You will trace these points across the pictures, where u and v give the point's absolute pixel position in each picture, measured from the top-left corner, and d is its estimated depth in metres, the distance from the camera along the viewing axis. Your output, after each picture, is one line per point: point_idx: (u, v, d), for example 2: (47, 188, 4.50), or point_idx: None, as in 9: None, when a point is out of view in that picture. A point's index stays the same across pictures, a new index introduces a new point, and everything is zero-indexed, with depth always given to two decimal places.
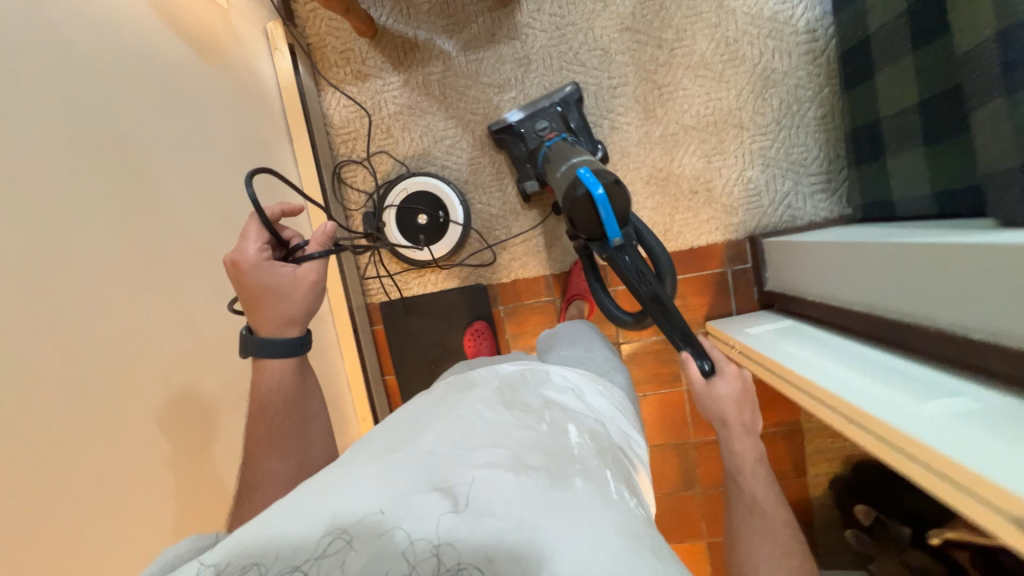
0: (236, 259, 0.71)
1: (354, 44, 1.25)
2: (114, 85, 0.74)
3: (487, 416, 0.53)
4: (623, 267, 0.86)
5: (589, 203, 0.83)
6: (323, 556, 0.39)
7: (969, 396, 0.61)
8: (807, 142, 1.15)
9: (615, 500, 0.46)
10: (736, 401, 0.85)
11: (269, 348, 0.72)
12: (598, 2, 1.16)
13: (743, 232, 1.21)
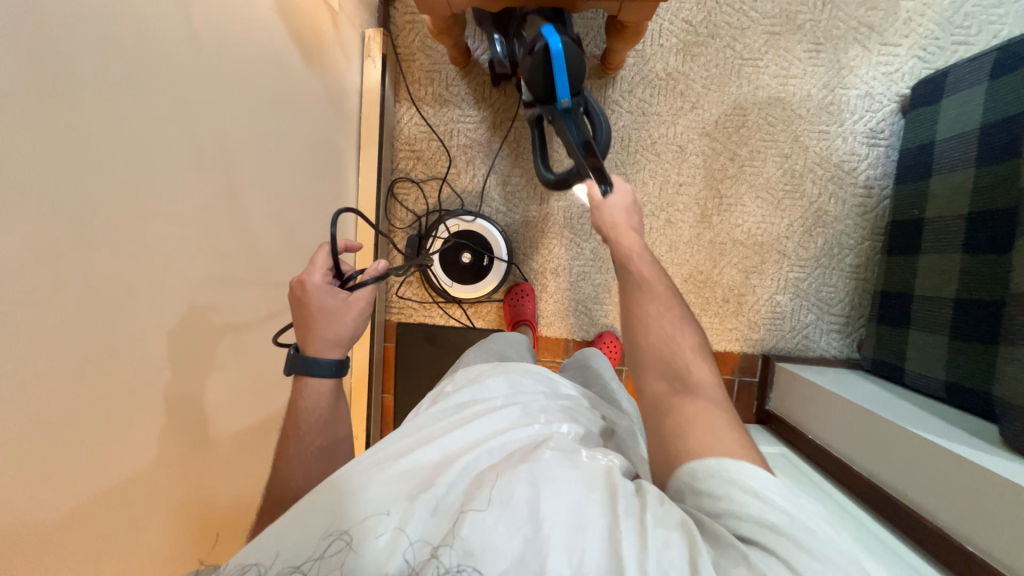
0: (302, 280, 0.66)
1: (442, 67, 1.23)
2: (227, 87, 0.72)
3: (468, 420, 0.63)
4: (565, 125, 0.89)
5: (545, 59, 0.85)
6: (322, 558, 0.46)
7: None
8: (837, 285, 1.23)
9: (584, 463, 0.54)
10: (628, 211, 0.82)
11: (314, 368, 0.65)
12: (686, 102, 1.20)
13: (759, 348, 1.27)
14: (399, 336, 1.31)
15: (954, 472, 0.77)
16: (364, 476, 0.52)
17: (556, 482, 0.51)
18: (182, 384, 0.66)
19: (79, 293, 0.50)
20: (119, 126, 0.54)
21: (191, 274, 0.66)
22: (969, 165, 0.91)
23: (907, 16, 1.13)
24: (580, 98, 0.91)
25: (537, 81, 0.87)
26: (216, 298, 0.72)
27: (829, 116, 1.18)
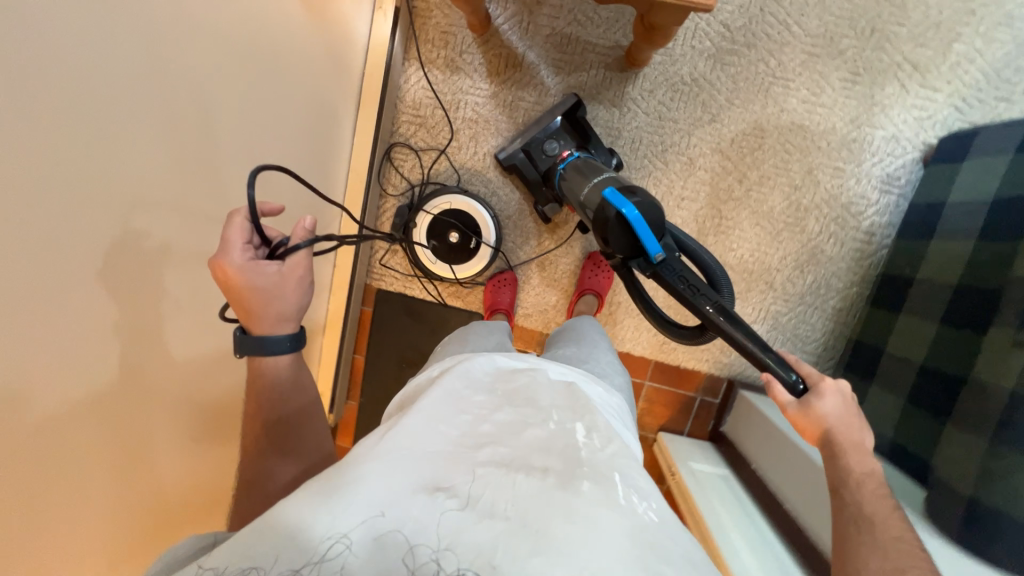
0: (220, 261, 0.59)
1: (459, 30, 1.15)
2: (214, 34, 0.67)
3: (490, 415, 0.57)
4: (670, 281, 0.73)
5: (621, 224, 0.74)
6: (322, 559, 0.42)
7: None
8: (815, 325, 1.22)
9: (624, 504, 0.49)
10: (846, 419, 0.66)
11: (266, 346, 0.62)
12: (706, 113, 1.14)
13: (726, 372, 1.28)
14: (377, 302, 1.31)
15: None
16: (375, 475, 0.47)
17: (590, 523, 0.46)
18: (146, 339, 0.66)
19: (32, 241, 0.49)
20: (84, 66, 0.50)
21: (160, 230, 0.65)
22: (970, 237, 0.89)
23: (955, 61, 1.06)
24: (670, 237, 0.76)
25: (621, 245, 0.74)
26: (184, 256, 0.71)
27: (850, 152, 1.13)
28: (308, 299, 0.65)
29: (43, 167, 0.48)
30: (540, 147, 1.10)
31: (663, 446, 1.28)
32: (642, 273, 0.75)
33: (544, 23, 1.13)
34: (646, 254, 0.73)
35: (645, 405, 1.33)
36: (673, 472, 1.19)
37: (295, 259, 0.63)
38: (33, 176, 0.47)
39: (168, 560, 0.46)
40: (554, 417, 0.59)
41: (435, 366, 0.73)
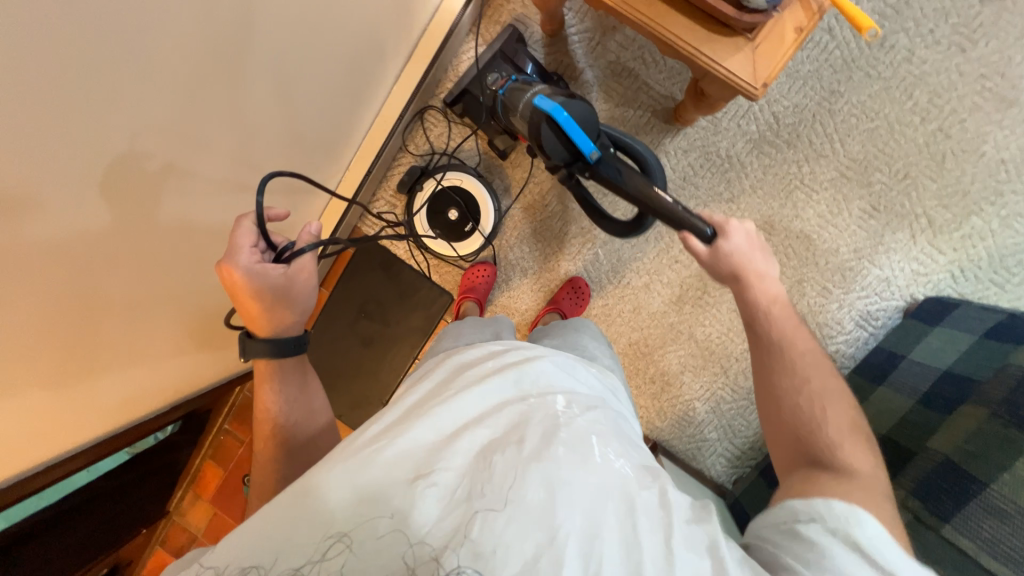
0: (230, 266, 0.63)
1: (530, 25, 1.16)
2: None
3: (468, 395, 0.58)
4: (607, 176, 0.72)
5: (553, 128, 0.73)
6: (323, 559, 0.44)
7: None
8: (750, 423, 1.25)
9: (598, 465, 0.51)
10: (750, 256, 0.68)
11: (276, 342, 0.67)
12: (727, 191, 1.16)
13: (654, 435, 1.30)
14: (361, 247, 1.32)
15: None
16: (359, 476, 0.48)
17: (566, 490, 0.48)
18: (136, 221, 0.66)
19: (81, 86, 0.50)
20: None
21: (177, 114, 0.64)
22: (912, 397, 0.91)
23: (968, 232, 1.10)
24: (603, 134, 0.75)
25: (557, 152, 0.74)
26: (199, 152, 0.71)
27: (843, 279, 1.15)
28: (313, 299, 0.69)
29: (89, 18, 0.47)
30: (481, 83, 1.10)
31: None
32: (583, 176, 0.76)
33: (612, 50, 1.14)
34: (583, 155, 0.73)
35: None
36: None
37: (299, 263, 0.66)
38: (77, 25, 0.47)
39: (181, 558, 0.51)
40: (531, 394, 0.59)
41: (424, 364, 0.74)
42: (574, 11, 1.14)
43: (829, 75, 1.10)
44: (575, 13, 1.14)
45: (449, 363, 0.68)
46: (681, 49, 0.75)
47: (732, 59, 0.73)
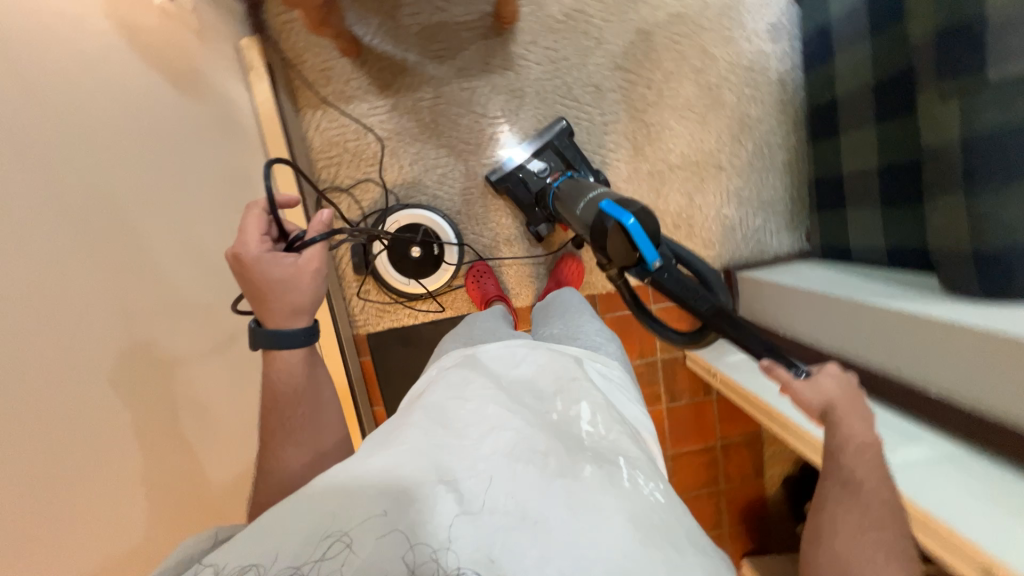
0: (238, 251, 0.61)
1: (337, 63, 1.15)
2: (113, 138, 0.66)
3: (498, 403, 0.57)
4: (672, 287, 0.72)
5: (622, 233, 0.73)
6: (323, 558, 0.40)
7: (934, 446, 0.76)
8: (775, 185, 1.26)
9: (628, 489, 0.49)
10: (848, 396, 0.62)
11: (283, 337, 0.61)
12: (591, 39, 1.18)
13: (720, 263, 1.31)
14: (374, 346, 1.28)
15: (918, 337, 0.76)
16: (381, 476, 0.46)
17: (595, 506, 0.46)
18: (159, 461, 0.61)
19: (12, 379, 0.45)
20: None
21: (124, 335, 0.60)
22: (865, 39, 0.93)
23: None
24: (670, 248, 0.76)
25: (618, 254, 0.74)
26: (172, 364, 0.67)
27: (729, 22, 1.19)
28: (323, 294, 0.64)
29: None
30: (530, 173, 1.16)
31: (695, 357, 1.29)
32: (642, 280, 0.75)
33: (411, 20, 1.15)
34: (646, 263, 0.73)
35: None
36: (716, 375, 1.20)
37: (313, 253, 0.63)
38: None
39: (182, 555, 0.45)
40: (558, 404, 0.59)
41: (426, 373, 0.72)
42: (361, 22, 1.14)
43: None
44: (360, 22, 1.14)
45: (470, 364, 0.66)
46: None
47: None
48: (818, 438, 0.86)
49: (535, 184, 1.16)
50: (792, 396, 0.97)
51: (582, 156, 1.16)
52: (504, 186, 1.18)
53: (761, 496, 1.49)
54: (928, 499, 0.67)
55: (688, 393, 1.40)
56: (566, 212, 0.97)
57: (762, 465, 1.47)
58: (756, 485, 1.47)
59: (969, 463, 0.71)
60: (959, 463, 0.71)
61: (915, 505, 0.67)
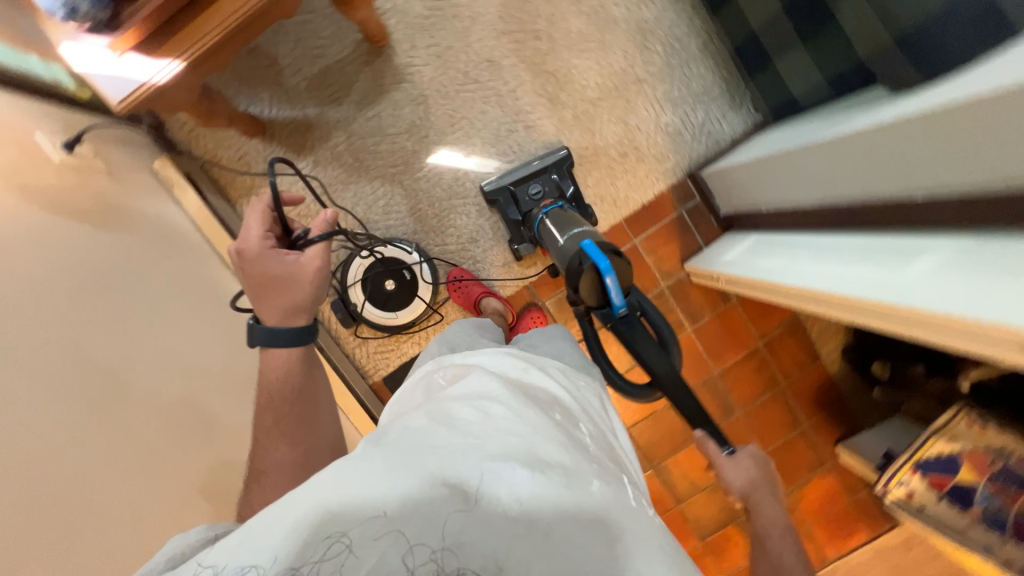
0: (242, 247, 0.64)
1: (248, 147, 1.18)
2: (52, 294, 0.69)
3: (507, 408, 0.56)
4: (627, 334, 0.80)
5: (597, 274, 0.80)
6: (323, 559, 0.42)
7: (929, 248, 0.67)
8: (700, 73, 1.23)
9: (630, 509, 0.54)
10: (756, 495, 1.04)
11: (281, 335, 0.63)
12: (465, 18, 1.18)
13: (681, 171, 1.27)
14: (392, 388, 1.29)
15: (878, 148, 0.70)
16: (383, 478, 0.47)
17: (598, 525, 0.49)
18: None
19: None
20: None
21: None
22: None
23: None
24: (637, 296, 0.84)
25: (591, 296, 0.81)
26: None
27: None
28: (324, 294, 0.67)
29: None
30: (525, 192, 1.18)
31: (696, 270, 1.24)
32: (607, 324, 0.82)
33: (296, 78, 1.18)
34: (612, 308, 0.80)
35: (654, 257, 1.31)
36: (719, 277, 1.13)
37: (317, 257, 0.66)
38: None
39: (177, 549, 0.47)
40: (560, 416, 0.61)
41: (416, 374, 0.73)
42: (253, 102, 1.17)
43: None
44: (253, 102, 1.17)
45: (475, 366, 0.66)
46: None
47: None
48: (812, 292, 0.79)
49: (526, 206, 1.18)
50: (780, 266, 0.93)
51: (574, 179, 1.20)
52: (495, 200, 1.18)
53: (828, 378, 1.41)
54: (905, 294, 0.63)
55: (709, 307, 1.35)
56: (550, 246, 1.04)
57: (814, 346, 1.39)
58: (817, 369, 1.40)
59: (935, 244, 0.67)
60: (925, 250, 0.68)
61: (897, 305, 0.63)
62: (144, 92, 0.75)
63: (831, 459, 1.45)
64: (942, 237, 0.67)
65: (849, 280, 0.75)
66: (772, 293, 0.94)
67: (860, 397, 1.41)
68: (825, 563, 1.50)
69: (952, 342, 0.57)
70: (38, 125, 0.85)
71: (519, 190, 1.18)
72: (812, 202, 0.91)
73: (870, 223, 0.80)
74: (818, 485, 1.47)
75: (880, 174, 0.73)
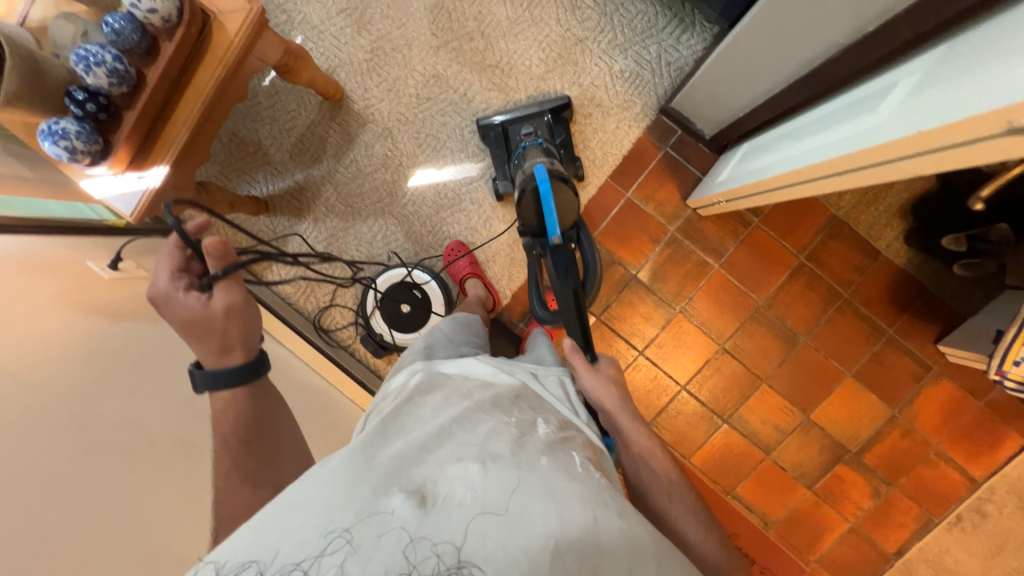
0: (157, 296, 0.72)
1: (259, 225, 1.33)
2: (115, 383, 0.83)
3: (461, 417, 0.61)
4: (556, 266, 0.89)
5: (535, 199, 0.90)
6: (321, 556, 0.46)
7: (903, 76, 0.59)
8: (639, 9, 1.20)
9: (581, 475, 0.55)
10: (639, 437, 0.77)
11: (222, 376, 0.71)
12: (404, 47, 1.26)
13: (653, 110, 1.22)
14: None
15: None
16: (355, 491, 0.50)
17: (545, 491, 0.51)
18: None
19: None
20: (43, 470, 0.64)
21: None
22: None
23: None
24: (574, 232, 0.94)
25: (531, 220, 0.92)
26: None
27: None
28: (244, 326, 0.75)
29: None
30: (517, 132, 1.19)
31: (699, 202, 1.17)
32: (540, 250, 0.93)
33: (280, 153, 1.32)
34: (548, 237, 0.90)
35: (653, 203, 1.26)
36: (719, 199, 1.05)
37: (223, 298, 0.73)
38: None
39: None
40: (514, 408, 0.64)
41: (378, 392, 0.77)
42: (252, 185, 1.33)
43: None
44: (253, 185, 1.33)
45: (443, 381, 0.70)
46: (231, 62, 0.85)
47: (234, 17, 0.83)
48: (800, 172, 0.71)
49: (514, 143, 1.19)
50: (768, 162, 0.84)
51: (566, 131, 1.20)
52: (487, 133, 1.21)
53: (899, 273, 1.23)
54: (884, 131, 0.55)
55: (730, 237, 1.25)
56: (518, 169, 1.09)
57: (870, 242, 1.23)
58: (881, 267, 1.23)
59: (904, 71, 0.59)
60: (894, 84, 0.59)
61: (880, 146, 0.55)
62: (147, 198, 0.89)
63: (938, 361, 1.24)
64: (912, 61, 0.58)
65: (830, 145, 0.66)
66: (774, 193, 0.85)
67: (947, 283, 1.21)
68: (974, 485, 1.27)
69: (954, 158, 0.48)
70: (88, 255, 1.03)
71: (511, 128, 1.20)
72: (782, 84, 0.84)
73: (840, 79, 0.71)
74: (933, 395, 1.25)
75: (828, 23, 0.67)
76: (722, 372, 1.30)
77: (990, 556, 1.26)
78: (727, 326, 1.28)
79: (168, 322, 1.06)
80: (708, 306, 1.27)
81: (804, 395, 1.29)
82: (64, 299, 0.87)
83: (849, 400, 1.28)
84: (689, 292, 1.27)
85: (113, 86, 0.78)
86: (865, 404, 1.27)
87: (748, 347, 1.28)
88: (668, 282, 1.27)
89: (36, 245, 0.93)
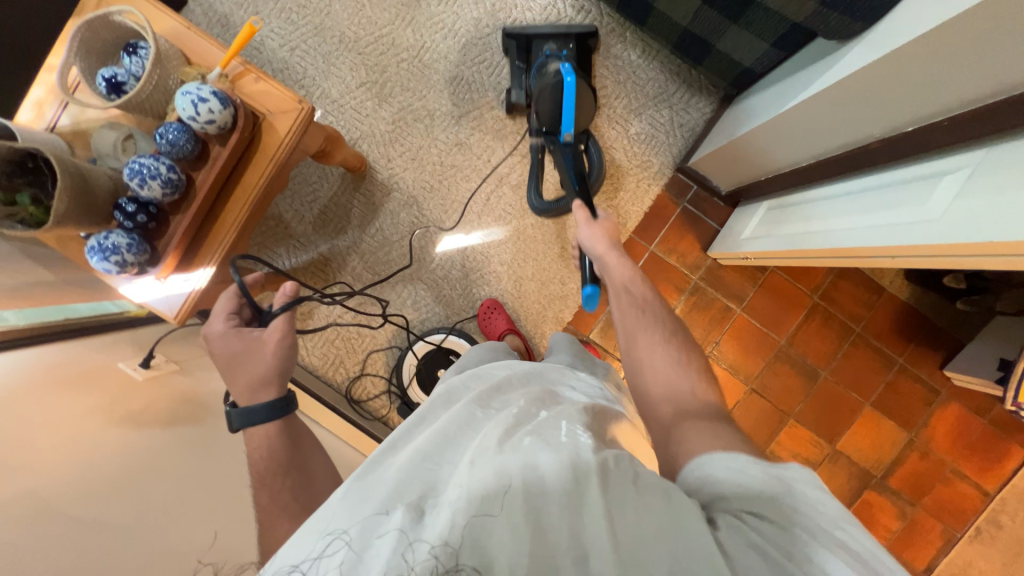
0: (209, 331, 0.74)
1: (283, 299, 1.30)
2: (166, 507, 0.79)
3: (458, 422, 0.60)
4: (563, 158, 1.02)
5: (553, 95, 1.01)
6: (320, 557, 0.47)
7: (947, 173, 0.65)
8: (650, 77, 1.27)
9: (565, 444, 0.52)
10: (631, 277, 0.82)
11: (256, 412, 0.68)
12: (425, 117, 1.29)
13: (670, 169, 1.29)
14: None
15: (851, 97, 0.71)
16: (351, 505, 0.51)
17: (528, 475, 0.49)
18: None
19: None
20: None
21: None
22: None
23: None
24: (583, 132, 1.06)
25: (547, 116, 1.03)
26: None
27: (502, 13, 1.28)
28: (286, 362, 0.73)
29: None
30: (538, 49, 1.20)
31: (722, 253, 1.23)
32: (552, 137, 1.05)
33: (303, 226, 1.30)
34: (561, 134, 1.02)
35: (676, 254, 1.31)
36: (746, 255, 1.10)
37: (276, 328, 0.73)
38: None
39: None
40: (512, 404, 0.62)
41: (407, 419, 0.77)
42: (274, 259, 1.30)
43: (327, 37, 1.27)
44: (274, 260, 1.30)
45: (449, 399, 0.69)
46: (281, 160, 0.85)
47: (284, 118, 0.84)
48: (843, 250, 0.77)
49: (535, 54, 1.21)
50: (804, 230, 0.90)
51: (588, 59, 1.23)
52: (511, 44, 1.22)
53: (904, 306, 1.32)
54: (942, 229, 0.61)
55: (749, 282, 1.32)
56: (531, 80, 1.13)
57: (874, 280, 1.32)
58: (886, 302, 1.32)
59: (947, 168, 0.65)
60: (939, 178, 0.66)
61: (944, 243, 0.60)
62: (191, 299, 0.86)
63: (945, 385, 1.34)
64: (950, 160, 0.66)
65: (875, 229, 0.73)
66: (808, 259, 0.91)
67: (946, 313, 1.31)
68: (989, 499, 1.35)
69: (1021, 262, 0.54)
70: (118, 356, 0.99)
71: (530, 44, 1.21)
72: (808, 158, 0.91)
73: (872, 164, 0.78)
74: (943, 417, 1.34)
75: (860, 118, 0.75)
76: (752, 411, 1.35)
77: (1011, 563, 1.34)
78: (753, 366, 1.34)
79: (204, 419, 1.02)
80: (735, 348, 1.33)
81: (829, 426, 1.35)
82: (105, 416, 0.82)
83: (870, 428, 1.35)
84: (716, 336, 1.32)
85: (166, 196, 0.76)
86: (885, 430, 1.35)
87: (774, 385, 1.34)
88: (695, 328, 1.32)
89: (66, 356, 0.88)
